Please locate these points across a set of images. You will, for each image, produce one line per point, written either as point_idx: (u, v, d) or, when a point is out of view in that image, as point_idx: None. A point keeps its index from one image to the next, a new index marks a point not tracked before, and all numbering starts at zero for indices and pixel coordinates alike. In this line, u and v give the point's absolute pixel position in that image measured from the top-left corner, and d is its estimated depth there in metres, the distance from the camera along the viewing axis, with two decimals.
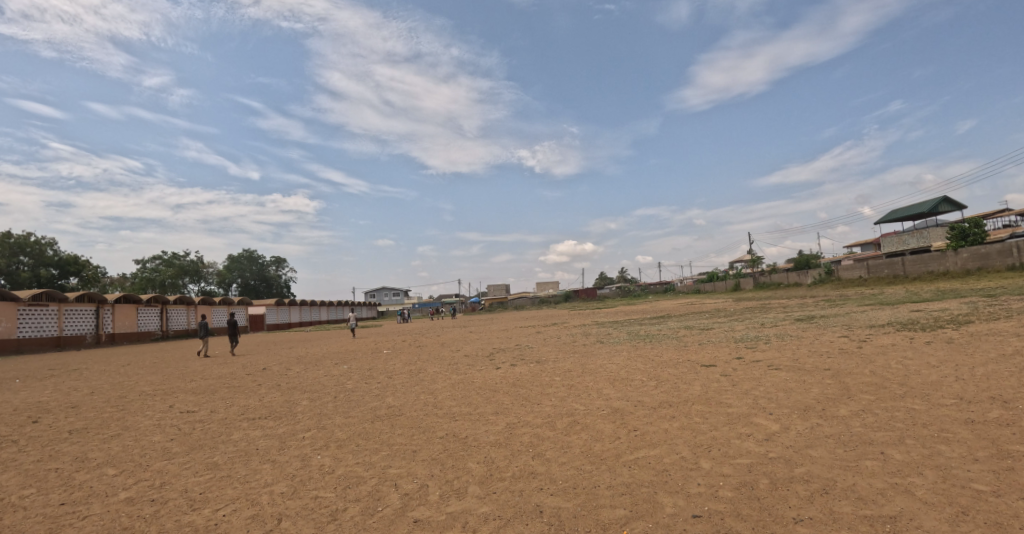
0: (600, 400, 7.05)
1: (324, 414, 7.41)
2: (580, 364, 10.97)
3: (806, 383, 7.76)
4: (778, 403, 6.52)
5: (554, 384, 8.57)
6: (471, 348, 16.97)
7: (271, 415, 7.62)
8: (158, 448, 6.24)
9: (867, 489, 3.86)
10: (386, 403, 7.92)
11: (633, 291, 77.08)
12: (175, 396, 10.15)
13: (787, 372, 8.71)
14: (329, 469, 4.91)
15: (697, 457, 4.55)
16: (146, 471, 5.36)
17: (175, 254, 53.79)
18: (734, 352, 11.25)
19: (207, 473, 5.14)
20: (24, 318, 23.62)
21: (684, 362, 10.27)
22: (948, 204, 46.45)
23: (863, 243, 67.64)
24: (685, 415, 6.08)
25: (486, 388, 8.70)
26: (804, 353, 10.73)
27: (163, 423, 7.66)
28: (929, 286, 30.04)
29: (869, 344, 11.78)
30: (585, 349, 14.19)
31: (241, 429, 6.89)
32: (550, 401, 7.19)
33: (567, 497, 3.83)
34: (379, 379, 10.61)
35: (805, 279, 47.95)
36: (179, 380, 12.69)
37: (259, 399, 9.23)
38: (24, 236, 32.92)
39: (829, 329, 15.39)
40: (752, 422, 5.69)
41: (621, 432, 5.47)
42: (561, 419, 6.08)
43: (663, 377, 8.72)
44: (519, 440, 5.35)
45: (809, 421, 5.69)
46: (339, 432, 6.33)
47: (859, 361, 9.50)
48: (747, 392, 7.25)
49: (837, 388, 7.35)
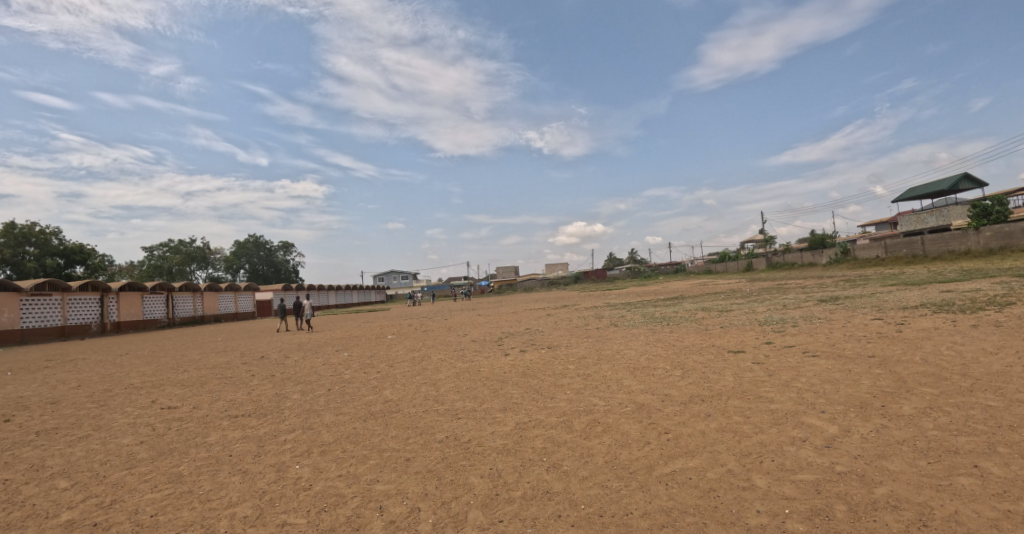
0: (621, 393, 6.24)
1: (313, 412, 6.70)
2: (594, 351, 10.17)
3: (853, 373, 6.89)
4: (829, 398, 5.65)
5: (568, 373, 7.77)
6: (478, 332, 16.21)
7: (256, 413, 6.94)
8: (122, 453, 5.63)
9: (975, 520, 3.03)
10: (383, 397, 7.16)
11: (643, 271, 75.71)
12: (162, 390, 9.54)
13: (827, 359, 7.82)
14: (305, 484, 4.16)
15: (748, 472, 3.74)
16: (100, 485, 4.73)
17: (182, 241, 53.55)
18: (762, 337, 10.37)
19: (166, 488, 4.47)
20: (27, 308, 23.25)
21: (708, 348, 9.42)
22: (970, 181, 44.65)
23: (878, 221, 65.70)
24: (723, 413, 5.25)
25: (493, 378, 7.93)
26: (839, 338, 9.79)
27: (137, 421, 7.07)
28: (952, 266, 28.83)
29: (909, 327, 10.81)
30: (599, 333, 13.42)
31: (218, 429, 6.24)
32: (564, 394, 6.38)
33: (593, 529, 3.04)
34: (379, 369, 9.89)
35: (819, 260, 46.63)
36: (173, 371, 12.14)
37: (248, 392, 8.56)
38: (28, 226, 32.52)
39: (858, 311, 14.40)
40: (803, 422, 4.84)
41: (651, 435, 4.64)
42: (579, 418, 5.26)
43: (688, 365, 7.89)
44: (531, 445, 4.55)
45: (872, 422, 4.82)
46: (326, 434, 5.59)
47: (905, 347, 8.59)
48: (789, 384, 6.38)
49: (891, 379, 6.47)
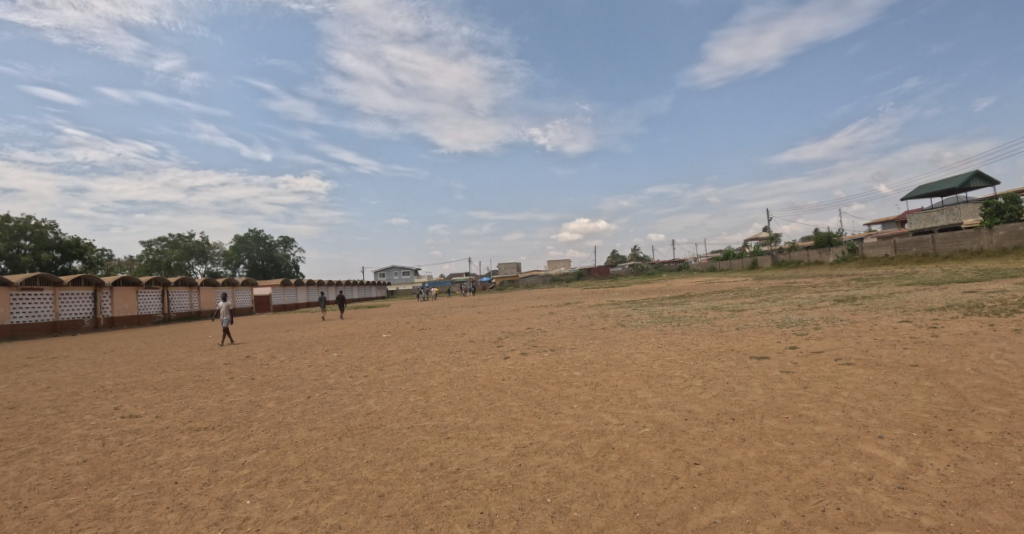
0: (636, 409, 5.40)
1: (284, 425, 5.90)
2: (601, 354, 9.36)
3: (899, 386, 6.05)
4: (882, 419, 4.84)
5: (573, 382, 6.94)
6: (477, 332, 15.39)
7: (221, 425, 6.20)
8: (57, 476, 4.96)
9: None
10: (365, 409, 6.36)
11: (646, 267, 74.80)
12: (131, 395, 8.81)
13: (864, 369, 6.95)
14: (251, 529, 3.37)
15: (810, 527, 2.93)
16: (14, 520, 4.02)
17: (181, 236, 52.80)
18: (785, 341, 9.50)
19: (88, 527, 3.73)
20: (17, 304, 22.60)
21: (728, 353, 8.55)
22: (981, 178, 43.48)
23: (885, 219, 64.59)
24: (760, 437, 4.42)
25: (490, 386, 7.09)
26: (871, 343, 8.90)
27: (90, 434, 6.39)
28: (967, 265, 27.84)
29: (945, 331, 9.87)
30: (606, 334, 12.59)
31: (173, 447, 5.53)
32: (570, 409, 5.57)
33: None
34: (367, 373, 9.06)
35: (826, 258, 45.61)
36: (150, 372, 11.37)
37: (221, 399, 7.80)
38: (23, 219, 31.95)
39: (881, 312, 13.46)
40: (862, 454, 4.03)
41: (677, 466, 3.83)
42: (589, 441, 4.44)
43: (708, 373, 7.04)
44: (532, 479, 3.75)
45: (946, 454, 4.00)
46: (292, 456, 4.80)
47: (949, 354, 7.70)
48: (830, 399, 5.53)
49: (947, 394, 5.62)
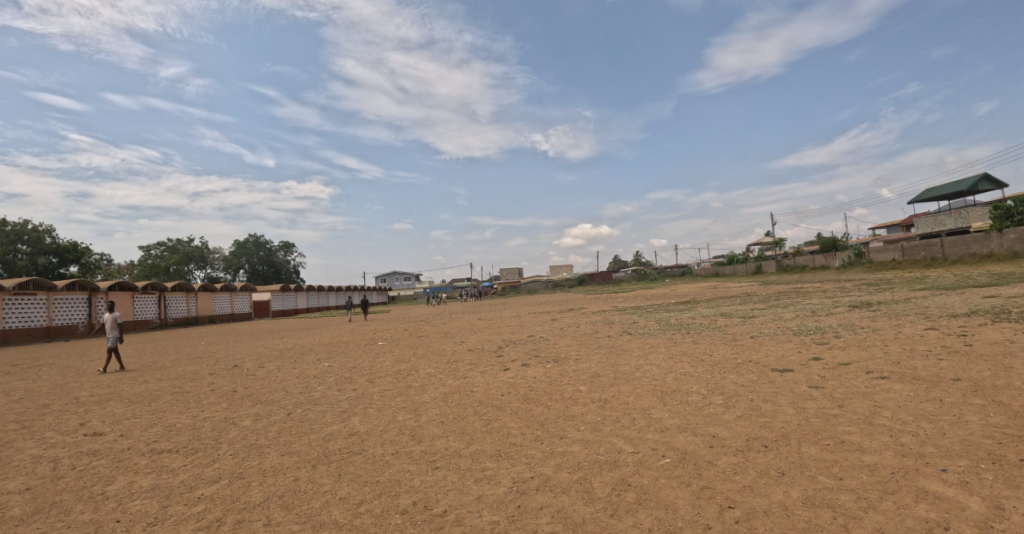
0: (652, 433, 4.74)
1: (256, 449, 5.26)
2: (609, 366, 8.70)
3: (948, 404, 5.36)
4: (939, 447, 4.17)
5: (579, 399, 6.29)
6: (476, 340, 14.70)
7: (186, 448, 5.54)
8: None
9: None
10: (347, 429, 5.71)
11: (649, 273, 73.83)
12: (103, 408, 8.19)
13: (902, 384, 6.26)
14: None
15: None
16: None
17: (180, 241, 52.38)
18: (806, 351, 8.80)
19: None
20: (8, 308, 22.06)
21: (747, 365, 7.88)
22: (989, 181, 42.61)
23: (890, 224, 63.62)
24: (802, 471, 3.75)
25: (487, 403, 6.43)
26: (900, 353, 8.20)
27: (42, 455, 5.76)
28: (979, 269, 27.03)
29: (977, 340, 9.11)
30: (612, 343, 11.93)
31: (126, 474, 4.87)
32: (576, 432, 4.91)
33: None
34: (356, 387, 8.39)
35: (832, 263, 44.80)
36: (131, 382, 10.76)
37: (193, 415, 7.14)
38: (20, 224, 31.53)
39: (902, 319, 12.71)
40: (929, 495, 3.35)
41: (709, 511, 3.17)
42: (602, 475, 3.78)
43: (729, 389, 6.37)
44: (531, 528, 3.08)
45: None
46: (256, 489, 4.16)
47: (990, 367, 6.98)
48: (872, 421, 4.87)
49: (1006, 415, 4.92)
